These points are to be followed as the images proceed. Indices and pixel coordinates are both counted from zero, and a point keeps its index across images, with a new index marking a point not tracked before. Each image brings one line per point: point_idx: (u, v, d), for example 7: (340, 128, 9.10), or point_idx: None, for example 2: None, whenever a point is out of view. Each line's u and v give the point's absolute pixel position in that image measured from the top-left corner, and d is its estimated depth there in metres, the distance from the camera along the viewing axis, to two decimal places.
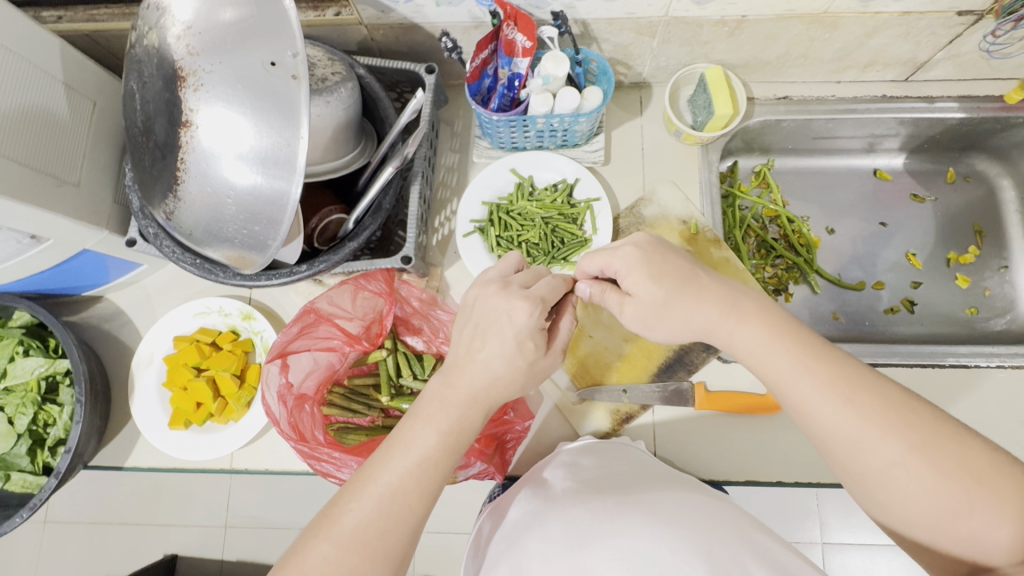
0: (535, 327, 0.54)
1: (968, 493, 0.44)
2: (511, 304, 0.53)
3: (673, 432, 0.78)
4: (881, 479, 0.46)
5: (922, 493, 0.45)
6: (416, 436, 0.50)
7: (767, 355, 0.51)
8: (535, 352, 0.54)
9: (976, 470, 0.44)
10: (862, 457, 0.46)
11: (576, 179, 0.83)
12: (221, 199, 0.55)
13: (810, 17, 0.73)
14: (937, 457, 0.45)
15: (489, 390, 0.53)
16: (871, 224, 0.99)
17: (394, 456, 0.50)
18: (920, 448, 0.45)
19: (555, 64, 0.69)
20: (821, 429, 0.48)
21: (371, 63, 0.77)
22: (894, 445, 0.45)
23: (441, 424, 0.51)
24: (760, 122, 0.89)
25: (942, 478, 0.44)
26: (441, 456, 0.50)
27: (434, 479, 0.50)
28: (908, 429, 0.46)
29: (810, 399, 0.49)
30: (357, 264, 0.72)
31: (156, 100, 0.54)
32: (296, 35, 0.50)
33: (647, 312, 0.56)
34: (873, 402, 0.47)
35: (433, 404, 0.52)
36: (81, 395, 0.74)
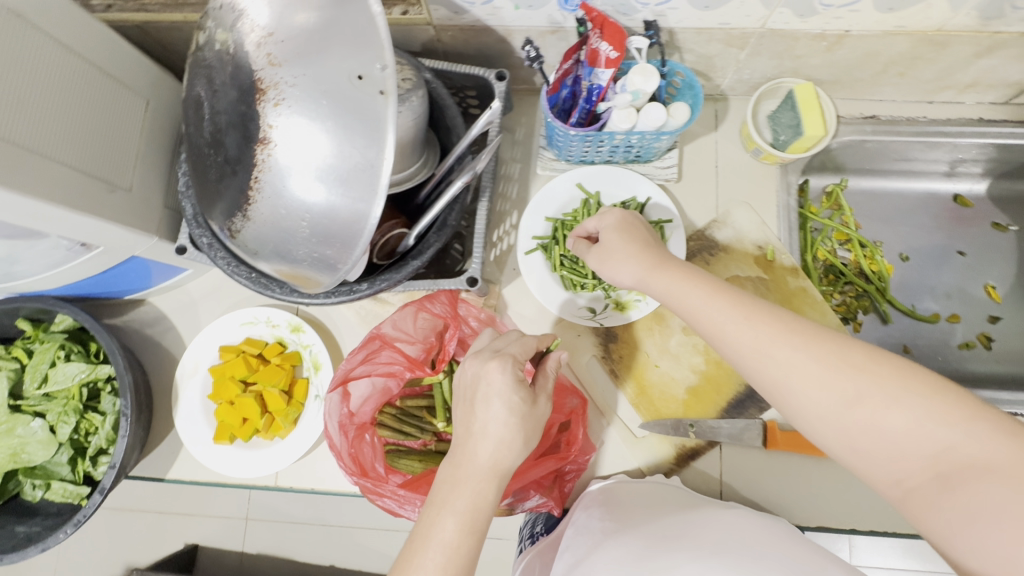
0: (514, 382, 0.53)
1: (858, 382, 0.43)
2: (483, 366, 0.53)
3: (741, 471, 0.74)
4: (781, 381, 0.46)
5: (822, 392, 0.44)
6: (434, 526, 0.47)
7: (673, 282, 0.55)
8: (525, 405, 0.52)
9: (858, 362, 0.44)
10: (760, 364, 0.47)
11: (647, 198, 0.78)
12: (294, 221, 0.51)
13: (920, 34, 0.67)
14: (827, 351, 0.45)
15: (497, 461, 0.50)
16: (949, 253, 0.93)
17: (418, 552, 0.46)
18: (807, 346, 0.46)
19: (642, 78, 0.63)
20: (726, 343, 0.49)
21: (437, 67, 0.72)
22: (785, 347, 0.46)
23: (458, 506, 0.47)
24: (843, 142, 0.83)
25: (833, 371, 0.44)
26: (465, 541, 0.46)
27: (464, 570, 0.46)
28: (796, 330, 0.47)
29: (714, 319, 0.50)
30: (419, 283, 0.68)
31: (228, 112, 0.50)
32: (387, 46, 0.46)
33: (606, 255, 0.62)
34: (766, 313, 0.48)
35: (443, 488, 0.49)
36: (126, 407, 0.71)
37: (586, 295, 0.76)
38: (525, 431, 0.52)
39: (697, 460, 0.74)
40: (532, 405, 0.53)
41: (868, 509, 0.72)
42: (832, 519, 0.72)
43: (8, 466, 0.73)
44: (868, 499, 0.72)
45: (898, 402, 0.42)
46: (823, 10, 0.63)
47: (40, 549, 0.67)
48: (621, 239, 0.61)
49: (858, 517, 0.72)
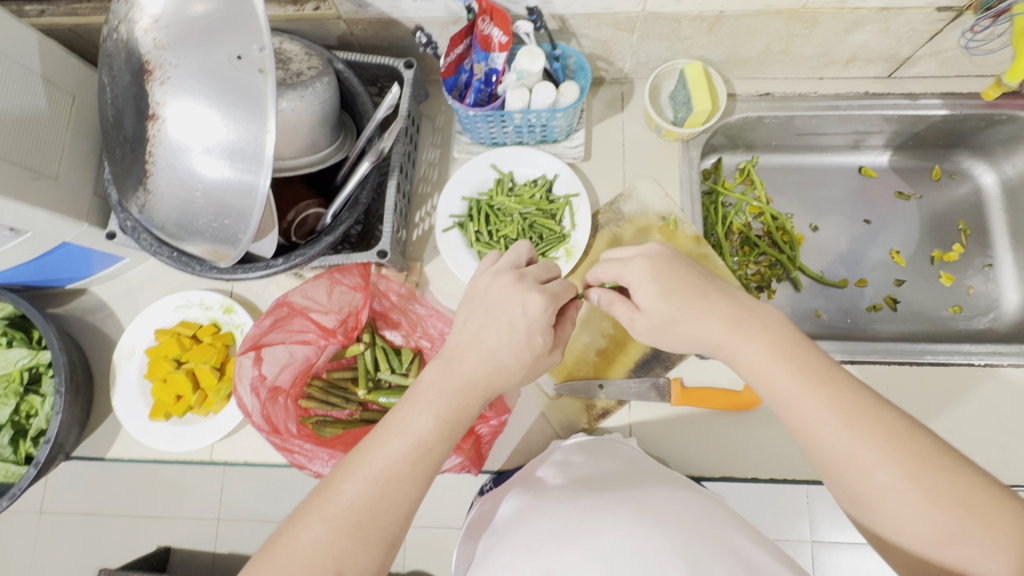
0: (546, 321, 0.56)
1: (961, 522, 0.44)
2: (525, 296, 0.56)
3: (651, 426, 0.78)
4: (875, 501, 0.47)
5: (915, 519, 0.45)
6: (412, 421, 0.52)
7: (773, 371, 0.52)
8: (541, 348, 0.56)
9: (969, 500, 0.44)
10: (860, 476, 0.47)
11: (555, 175, 0.83)
12: (190, 192, 0.56)
13: (788, 12, 0.72)
14: (933, 482, 0.45)
15: (489, 380, 0.54)
16: (856, 221, 0.98)
17: (389, 440, 0.51)
18: (915, 471, 0.45)
19: (530, 59, 0.69)
20: (823, 444, 0.49)
21: (350, 58, 0.77)
22: (890, 470, 0.46)
23: (438, 410, 0.52)
24: (742, 119, 0.89)
25: (937, 504, 0.44)
26: (435, 444, 0.51)
27: (428, 465, 0.51)
28: (905, 453, 0.46)
29: (814, 416, 0.49)
30: (334, 258, 0.73)
31: (124, 94, 0.55)
32: (262, 29, 0.51)
33: (656, 325, 0.59)
34: (876, 423, 0.48)
35: (431, 390, 0.53)
36: (61, 385, 0.75)
37: None
38: (529, 367, 0.56)
39: (608, 419, 0.78)
40: (547, 349, 0.57)
41: (769, 459, 0.76)
42: (733, 467, 0.76)
43: None
44: (769, 450, 0.76)
45: (998, 550, 0.42)
46: None
47: None
48: (676, 305, 0.57)
49: (758, 464, 0.76)
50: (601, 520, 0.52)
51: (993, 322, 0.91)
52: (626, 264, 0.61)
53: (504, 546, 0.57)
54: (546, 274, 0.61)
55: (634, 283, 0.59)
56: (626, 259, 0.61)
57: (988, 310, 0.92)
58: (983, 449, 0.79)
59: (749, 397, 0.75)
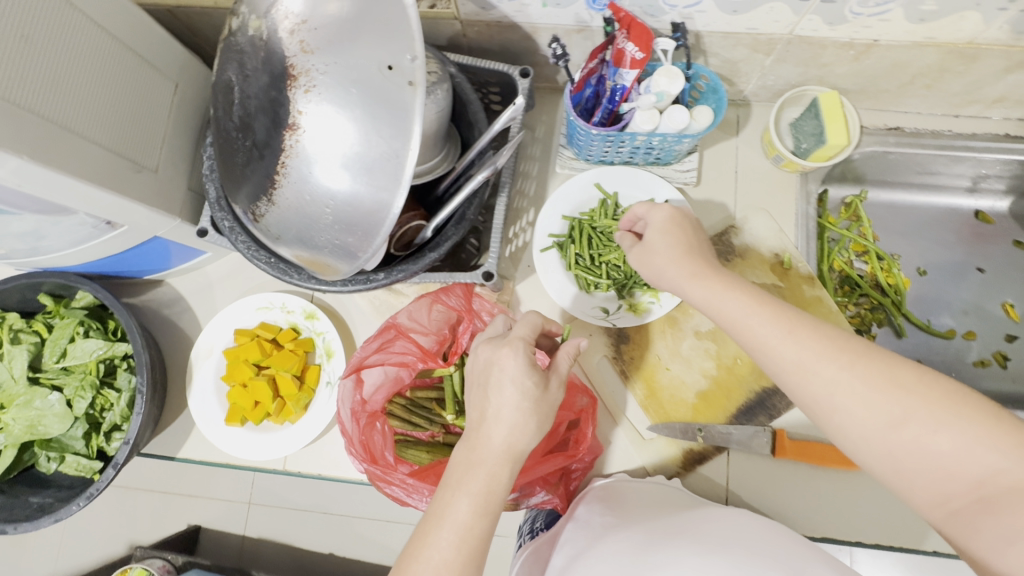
0: (526, 367, 0.52)
1: (904, 405, 0.42)
2: (496, 352, 0.53)
3: (750, 477, 0.74)
4: (821, 400, 0.45)
5: (865, 409, 0.43)
6: (449, 507, 0.47)
7: (715, 291, 0.52)
8: (537, 391, 0.51)
9: (907, 382, 0.43)
10: (805, 384, 0.46)
11: (665, 201, 0.77)
12: (318, 208, 0.52)
13: (950, 46, 0.66)
14: (869, 370, 0.44)
15: (510, 444, 0.49)
16: (967, 269, 0.92)
17: (433, 532, 0.46)
18: (853, 365, 0.44)
19: (668, 80, 0.63)
20: (768, 359, 0.48)
21: (461, 61, 0.72)
22: (830, 365, 0.45)
23: (470, 487, 0.47)
24: (866, 153, 0.83)
25: (880, 391, 0.43)
26: (477, 521, 0.46)
27: (479, 548, 0.46)
28: (840, 348, 0.45)
29: (756, 333, 0.49)
30: (434, 276, 0.69)
31: (258, 97, 0.50)
32: (417, 38, 0.47)
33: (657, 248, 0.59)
34: (812, 330, 0.47)
35: (459, 469, 0.49)
36: (142, 384, 0.72)
37: (600, 296, 0.77)
38: (538, 413, 0.51)
39: (704, 465, 0.74)
40: (544, 389, 0.52)
41: (873, 520, 0.72)
42: (835, 527, 0.72)
43: (25, 437, 0.74)
44: (872, 513, 0.72)
45: (943, 426, 0.40)
46: (853, 18, 0.63)
47: (54, 520, 0.68)
48: (665, 237, 0.59)
49: (865, 528, 0.72)
50: (660, 557, 0.51)
51: None
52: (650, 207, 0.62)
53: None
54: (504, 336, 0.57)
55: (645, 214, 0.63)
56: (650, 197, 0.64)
57: None
58: None
59: None
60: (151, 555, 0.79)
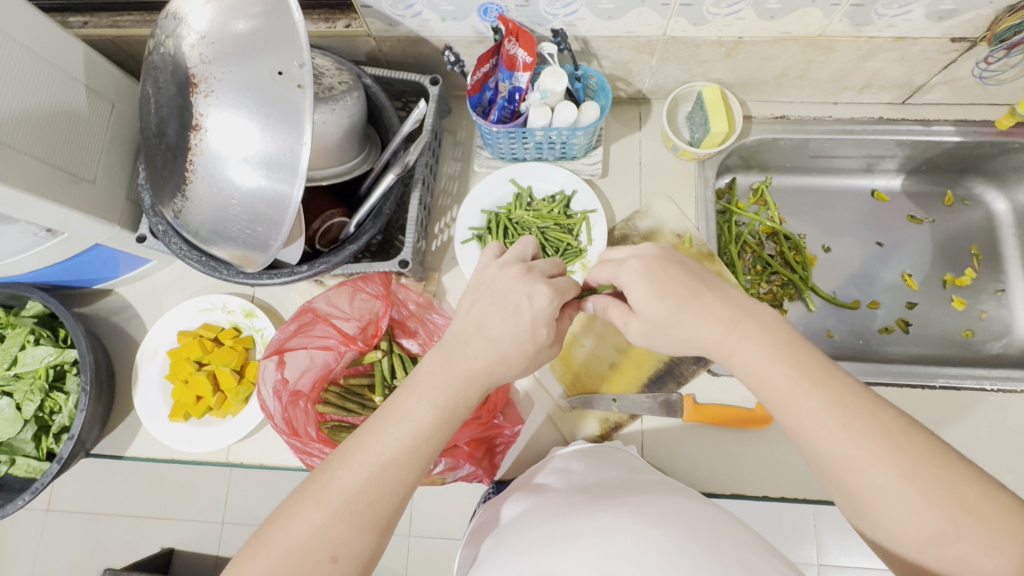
0: (549, 314, 0.55)
1: (957, 521, 0.43)
2: (532, 289, 0.55)
3: (662, 441, 0.79)
4: (870, 498, 0.45)
5: (911, 515, 0.44)
6: (409, 410, 0.51)
7: (770, 372, 0.50)
8: (543, 340, 0.56)
9: (968, 501, 0.43)
10: (860, 481, 0.45)
11: (573, 191, 0.85)
12: (226, 200, 0.58)
13: (805, 40, 0.74)
14: (928, 483, 0.44)
15: (489, 371, 0.54)
16: (868, 244, 0.99)
17: (387, 428, 0.51)
18: (914, 474, 0.44)
19: (553, 79, 0.70)
20: (821, 446, 0.47)
21: (377, 73, 0.80)
22: (889, 472, 0.45)
23: (436, 399, 0.52)
24: (758, 140, 0.90)
25: (934, 505, 0.43)
26: (433, 431, 0.51)
27: (425, 454, 0.51)
28: (903, 454, 0.45)
29: (813, 418, 0.47)
30: (356, 266, 0.74)
31: (169, 105, 0.57)
32: (303, 46, 0.53)
33: (650, 327, 0.56)
34: (876, 426, 0.46)
35: (435, 379, 0.53)
36: (86, 384, 0.77)
37: None
38: (529, 359, 0.56)
39: (620, 432, 0.79)
40: (549, 340, 0.56)
41: (780, 476, 0.77)
42: (745, 485, 0.77)
43: None
44: (778, 468, 0.77)
45: (994, 549, 0.42)
46: (713, 18, 0.71)
47: (1, 516, 0.72)
48: (666, 307, 0.54)
49: (771, 484, 0.77)
50: (597, 519, 0.55)
51: (1007, 346, 0.91)
52: (619, 266, 0.58)
53: (503, 549, 0.59)
54: (554, 269, 0.60)
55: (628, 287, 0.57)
56: (620, 260, 0.57)
57: (1002, 334, 0.92)
58: (992, 473, 0.79)
59: (762, 413, 0.76)
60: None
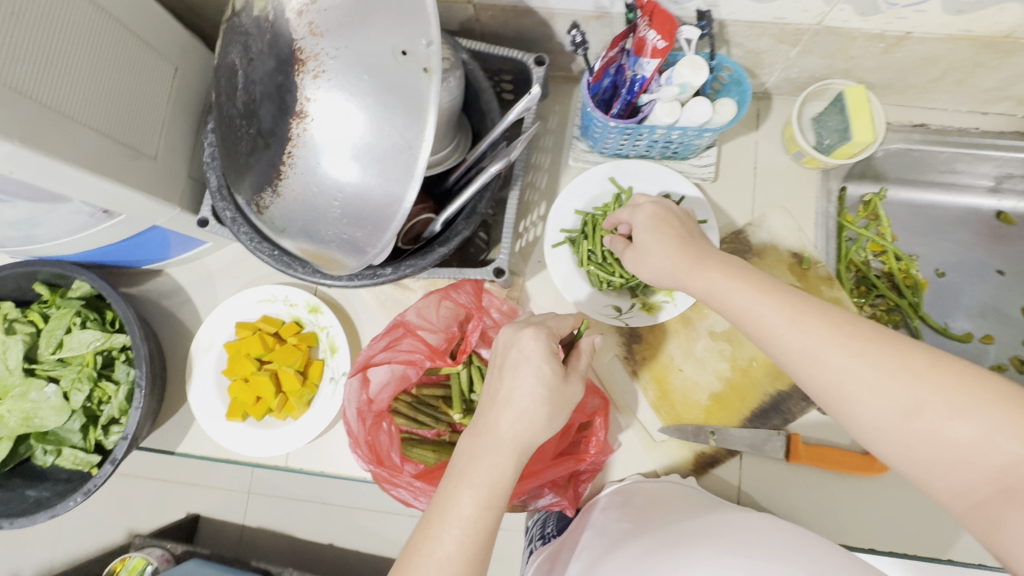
0: (547, 352, 0.52)
1: (924, 391, 0.39)
2: (517, 333, 0.53)
3: (759, 480, 0.72)
4: (831, 386, 0.42)
5: (879, 396, 0.40)
6: (451, 500, 0.45)
7: (716, 280, 0.51)
8: (555, 379, 0.51)
9: (921, 366, 0.40)
10: (815, 373, 0.43)
11: (682, 196, 0.75)
12: (326, 201, 0.49)
13: (986, 40, 0.63)
14: (883, 354, 0.41)
15: (519, 436, 0.48)
16: (987, 271, 0.90)
17: (436, 523, 0.44)
18: (864, 350, 0.42)
19: (691, 71, 0.60)
20: (772, 347, 0.46)
21: (474, 48, 0.69)
22: (841, 349, 0.42)
23: (473, 479, 0.46)
24: (889, 150, 0.80)
25: (893, 378, 0.40)
26: (481, 516, 0.44)
27: (484, 545, 0.44)
28: (848, 331, 0.43)
29: (761, 320, 0.46)
30: (444, 271, 0.66)
31: (263, 82, 0.47)
32: (433, 21, 0.44)
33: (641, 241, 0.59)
34: (820, 312, 0.45)
35: (468, 459, 0.47)
36: (141, 378, 0.70)
37: (612, 294, 0.74)
38: (550, 404, 0.50)
39: (716, 468, 0.73)
40: (561, 379, 0.51)
41: (885, 525, 0.70)
42: (850, 535, 0.70)
43: (21, 430, 0.72)
44: (889, 521, 0.70)
45: (963, 412, 0.38)
46: (888, 9, 0.60)
47: (51, 515, 0.67)
48: (656, 235, 0.58)
49: (876, 535, 0.70)
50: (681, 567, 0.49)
51: None
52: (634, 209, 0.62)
53: None
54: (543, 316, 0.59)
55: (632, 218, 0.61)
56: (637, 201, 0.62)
57: None
58: None
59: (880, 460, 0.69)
60: (150, 543, 0.78)
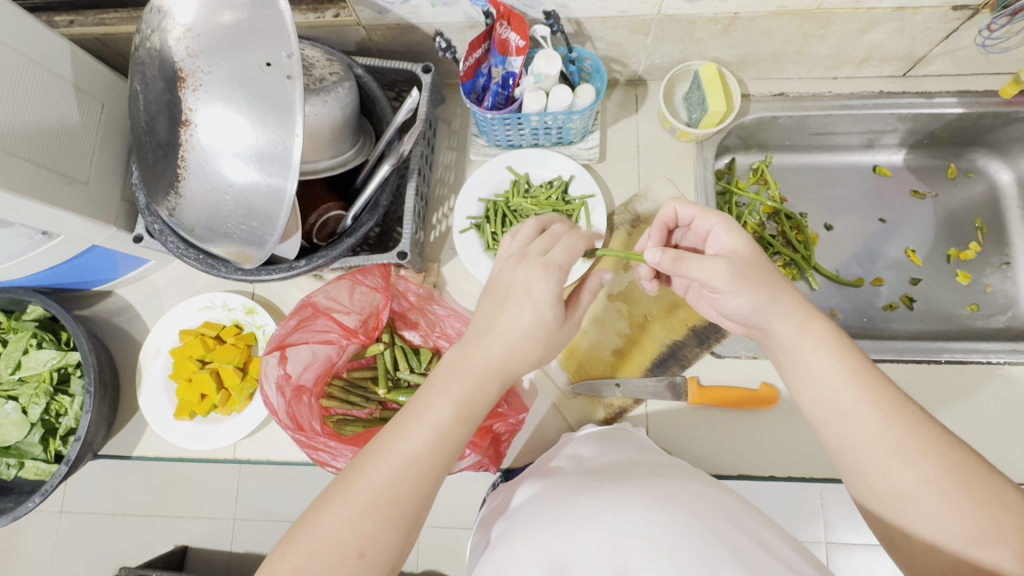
0: (552, 295, 0.54)
1: (993, 526, 0.44)
2: (529, 272, 0.54)
3: (665, 425, 0.78)
4: (907, 494, 0.47)
5: (948, 518, 0.45)
6: (431, 406, 0.51)
7: (821, 357, 0.51)
8: (553, 322, 0.55)
9: (1005, 504, 0.45)
10: (896, 477, 0.47)
11: (571, 176, 0.84)
12: (219, 195, 0.57)
13: (803, 13, 0.73)
14: (968, 483, 0.46)
15: (506, 364, 0.53)
16: (870, 221, 0.98)
17: (410, 425, 0.51)
18: (950, 474, 0.46)
19: (547, 62, 0.69)
20: (857, 435, 0.49)
21: (369, 63, 0.79)
22: (931, 465, 0.46)
23: (456, 394, 0.52)
24: (757, 119, 0.89)
25: (973, 506, 0.45)
26: (454, 427, 0.51)
27: (447, 450, 0.51)
28: (944, 453, 0.47)
29: (857, 406, 0.49)
30: (354, 259, 0.74)
31: (158, 101, 0.56)
32: (291, 36, 0.52)
33: (740, 268, 0.52)
34: (918, 421, 0.48)
35: (459, 373, 0.53)
36: (90, 385, 0.77)
37: None
38: (542, 343, 0.55)
39: (624, 417, 0.79)
40: (558, 325, 0.55)
41: (784, 454, 0.77)
42: (751, 467, 0.77)
43: None
44: (786, 449, 0.77)
45: None
46: None
47: (11, 518, 0.72)
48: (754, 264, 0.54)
49: (775, 463, 0.77)
50: (604, 500, 0.54)
51: (1012, 319, 0.91)
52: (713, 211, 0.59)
53: (517, 532, 0.57)
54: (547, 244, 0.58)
55: (716, 233, 0.58)
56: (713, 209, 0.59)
57: (1006, 308, 0.91)
58: (999, 445, 0.79)
59: (765, 393, 0.76)
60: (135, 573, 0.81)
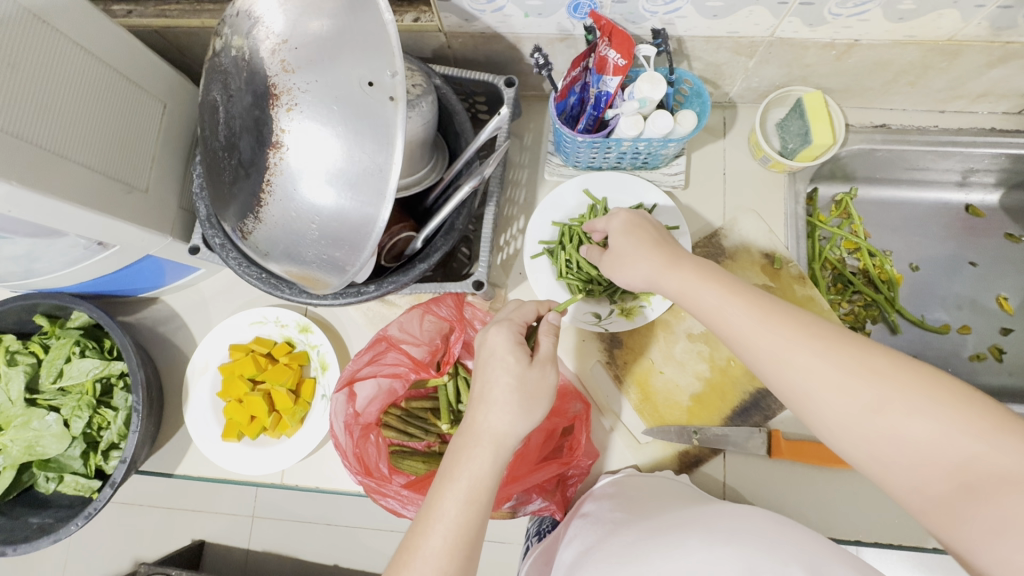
0: (511, 342, 0.54)
1: (900, 392, 0.41)
2: (484, 332, 0.56)
3: (745, 477, 0.73)
4: (799, 388, 0.45)
5: (839, 394, 0.43)
6: (439, 499, 0.48)
7: (691, 283, 0.53)
8: (521, 365, 0.53)
9: (881, 367, 0.42)
10: (787, 374, 0.46)
11: (654, 205, 0.77)
12: (304, 224, 0.52)
13: (931, 44, 0.66)
14: (845, 356, 0.44)
15: (501, 431, 0.50)
16: (960, 263, 0.92)
17: (426, 522, 0.47)
18: (827, 351, 0.44)
19: (651, 86, 0.63)
20: (743, 348, 0.48)
21: (447, 73, 0.73)
22: (809, 352, 0.45)
23: (464, 477, 0.48)
24: (853, 151, 0.83)
25: (853, 377, 0.43)
26: (470, 511, 0.47)
27: (471, 539, 0.47)
28: (815, 337, 0.45)
29: (745, 323, 0.48)
30: (425, 286, 0.69)
31: (243, 117, 0.51)
32: (397, 54, 0.47)
33: (623, 249, 0.60)
34: (787, 316, 0.47)
35: (456, 458, 0.50)
36: (138, 402, 0.72)
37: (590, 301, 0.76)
38: (522, 391, 0.52)
39: (701, 467, 0.74)
40: (527, 365, 0.53)
41: (873, 517, 0.72)
42: (835, 527, 0.72)
43: (24, 458, 0.75)
44: (874, 512, 0.72)
45: (922, 411, 0.40)
46: (833, 19, 0.63)
47: (53, 540, 0.68)
48: (632, 237, 0.60)
49: (862, 527, 0.71)
50: (670, 544, 0.51)
51: None
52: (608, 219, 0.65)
53: None
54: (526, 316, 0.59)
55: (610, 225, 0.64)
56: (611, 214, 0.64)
57: None
58: None
59: None
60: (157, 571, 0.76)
